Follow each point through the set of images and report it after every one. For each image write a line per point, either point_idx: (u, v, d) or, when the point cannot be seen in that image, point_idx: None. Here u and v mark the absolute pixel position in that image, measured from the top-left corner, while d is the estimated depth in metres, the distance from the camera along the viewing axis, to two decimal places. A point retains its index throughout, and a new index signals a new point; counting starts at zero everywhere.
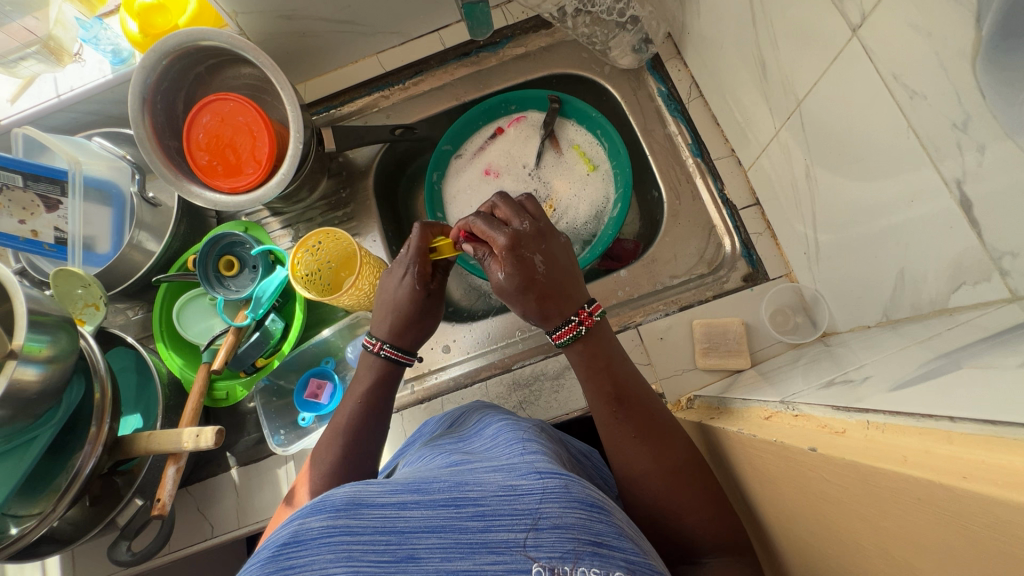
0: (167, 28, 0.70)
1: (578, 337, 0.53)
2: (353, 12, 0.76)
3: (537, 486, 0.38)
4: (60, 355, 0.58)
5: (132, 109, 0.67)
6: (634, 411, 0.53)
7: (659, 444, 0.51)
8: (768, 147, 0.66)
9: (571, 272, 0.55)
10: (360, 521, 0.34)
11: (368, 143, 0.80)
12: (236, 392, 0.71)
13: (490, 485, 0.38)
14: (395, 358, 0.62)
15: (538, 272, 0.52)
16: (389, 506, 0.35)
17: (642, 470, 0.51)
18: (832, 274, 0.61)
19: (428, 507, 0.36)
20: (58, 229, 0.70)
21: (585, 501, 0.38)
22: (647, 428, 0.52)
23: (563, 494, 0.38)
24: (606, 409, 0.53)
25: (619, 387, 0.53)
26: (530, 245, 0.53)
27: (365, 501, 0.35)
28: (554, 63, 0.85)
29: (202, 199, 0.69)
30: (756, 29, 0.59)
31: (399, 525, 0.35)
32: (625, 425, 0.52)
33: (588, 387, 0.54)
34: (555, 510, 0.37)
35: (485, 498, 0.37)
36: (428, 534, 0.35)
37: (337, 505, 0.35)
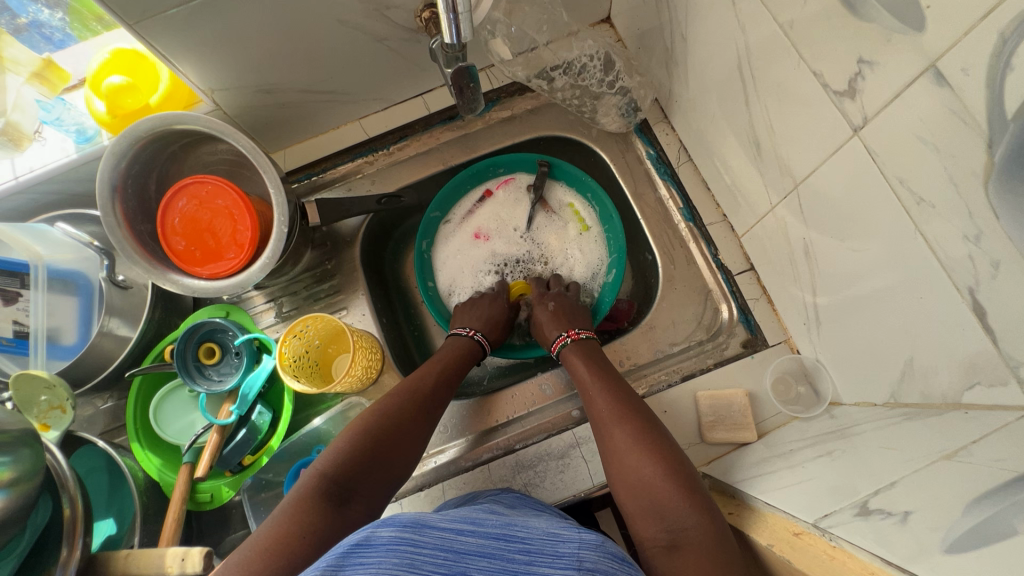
0: (138, 109, 0.66)
1: (566, 345, 0.70)
2: (333, 82, 0.74)
3: (576, 536, 0.40)
4: (25, 475, 0.53)
5: (102, 196, 0.63)
6: (637, 413, 0.58)
7: (653, 447, 0.54)
8: (762, 219, 0.67)
9: (580, 313, 0.75)
10: (424, 537, 0.36)
11: (353, 214, 0.77)
12: (221, 493, 0.66)
13: (537, 531, 0.41)
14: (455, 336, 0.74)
15: (551, 304, 0.76)
16: (449, 529, 0.38)
17: (640, 464, 0.53)
18: (836, 346, 0.61)
19: (482, 536, 0.38)
20: (17, 322, 0.65)
21: (619, 555, 0.40)
22: (639, 420, 0.58)
23: (598, 545, 0.40)
24: (604, 399, 0.61)
25: (619, 394, 0.61)
26: (550, 296, 0.78)
27: (428, 523, 0.37)
28: (541, 125, 0.84)
29: (180, 287, 0.65)
30: (750, 108, 0.59)
31: (455, 546, 0.37)
32: (617, 412, 0.59)
33: (592, 390, 0.62)
34: (593, 555, 0.38)
35: (531, 539, 0.39)
36: (479, 557, 0.37)
37: (405, 521, 0.37)
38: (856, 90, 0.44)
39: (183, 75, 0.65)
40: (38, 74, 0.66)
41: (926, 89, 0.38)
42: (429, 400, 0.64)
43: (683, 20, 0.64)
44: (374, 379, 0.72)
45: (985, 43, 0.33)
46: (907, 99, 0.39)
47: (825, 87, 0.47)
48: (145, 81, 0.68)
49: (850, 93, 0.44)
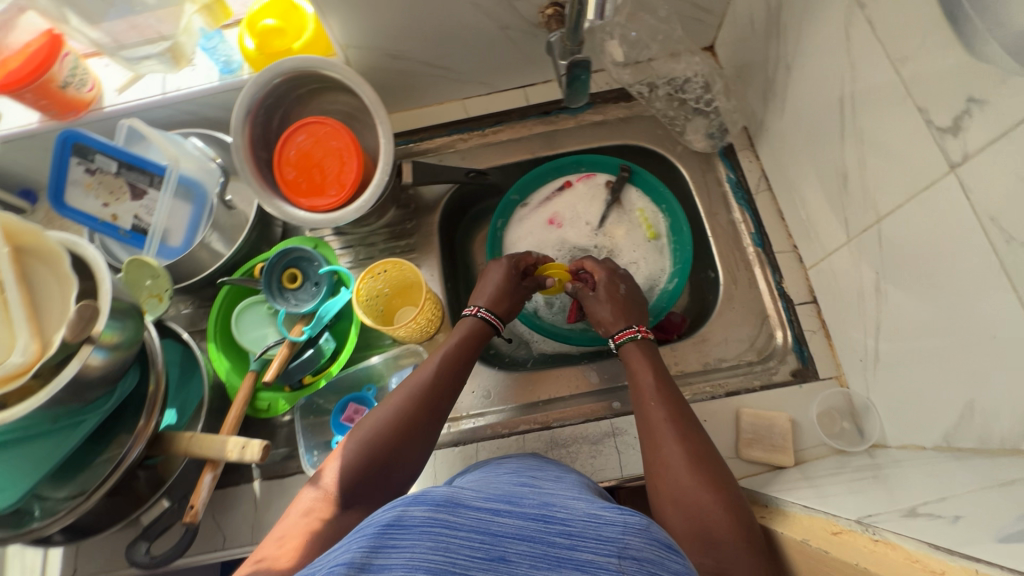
0: (281, 50, 0.74)
1: (635, 340, 0.68)
2: (450, 59, 0.81)
3: (619, 518, 0.36)
4: (125, 344, 0.59)
5: (236, 119, 0.70)
6: (697, 437, 0.56)
7: (710, 472, 0.52)
8: (835, 253, 0.68)
9: (641, 304, 0.74)
10: (459, 518, 0.33)
11: (442, 181, 0.83)
12: (277, 406, 0.70)
13: (578, 510, 0.37)
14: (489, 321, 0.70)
15: (620, 293, 0.74)
16: (485, 509, 0.34)
17: (698, 488, 0.51)
18: (891, 387, 0.61)
19: (520, 517, 0.35)
20: (137, 217, 0.73)
21: (664, 543, 0.36)
22: (685, 427, 0.57)
23: (642, 530, 0.36)
24: (651, 402, 0.60)
25: (679, 412, 0.58)
26: (620, 278, 0.76)
27: (463, 502, 0.34)
28: (629, 134, 0.88)
29: (282, 212, 0.72)
30: (844, 141, 0.62)
31: (492, 527, 0.34)
32: (660, 415, 0.58)
33: (649, 403, 0.60)
34: (638, 544, 0.34)
35: (573, 520, 0.35)
36: (520, 540, 0.33)
37: (439, 500, 0.34)
38: (960, 127, 0.46)
39: (327, 28, 0.73)
40: (207, 8, 0.75)
41: None
42: (442, 387, 0.62)
43: (790, 51, 0.68)
44: (432, 335, 0.77)
45: None
46: (1013, 138, 0.41)
47: (929, 123, 0.49)
48: (292, 27, 0.76)
49: (953, 130, 0.47)
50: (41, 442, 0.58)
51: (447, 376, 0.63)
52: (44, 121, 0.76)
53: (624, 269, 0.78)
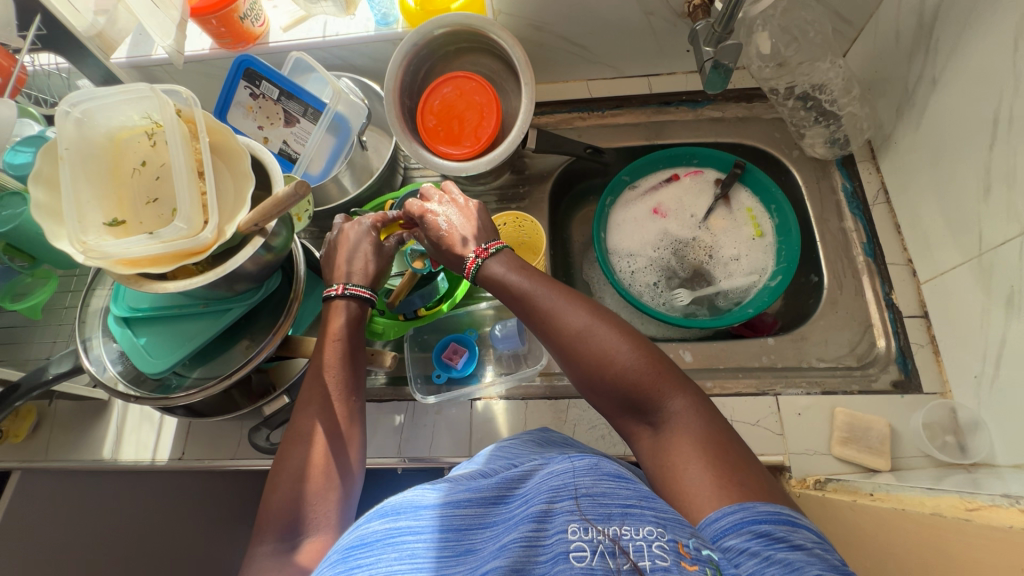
0: (441, 8, 0.79)
1: (477, 268, 0.61)
2: (588, 39, 0.85)
3: (566, 466, 0.40)
4: (278, 248, 0.64)
5: (394, 63, 0.76)
6: (583, 302, 0.56)
7: (606, 327, 0.53)
8: (959, 267, 0.68)
9: (468, 220, 0.65)
10: (418, 521, 0.38)
11: (562, 151, 0.87)
12: (392, 331, 0.74)
13: (532, 482, 0.41)
14: (360, 296, 0.65)
15: (438, 224, 0.64)
16: (443, 506, 0.39)
17: (608, 353, 0.52)
18: (1007, 403, 0.60)
19: (478, 505, 0.40)
20: (285, 143, 0.80)
21: (611, 472, 0.40)
22: (559, 292, 0.56)
23: (591, 468, 0.40)
24: (518, 283, 0.58)
25: (554, 288, 0.57)
26: (440, 206, 0.66)
27: (420, 505, 0.39)
28: (745, 133, 0.90)
29: (419, 154, 0.76)
30: (990, 154, 0.62)
31: (454, 523, 0.38)
32: (537, 296, 0.56)
33: (527, 286, 0.57)
34: (587, 481, 0.39)
35: (529, 491, 0.40)
36: (482, 529, 0.38)
37: (396, 510, 0.38)
38: None
39: None
40: None
41: None
42: (352, 358, 0.62)
43: (938, 63, 0.68)
44: None
45: None
46: None
47: None
48: None
49: None
50: (193, 321, 0.64)
51: (351, 357, 0.63)
52: (216, 48, 0.83)
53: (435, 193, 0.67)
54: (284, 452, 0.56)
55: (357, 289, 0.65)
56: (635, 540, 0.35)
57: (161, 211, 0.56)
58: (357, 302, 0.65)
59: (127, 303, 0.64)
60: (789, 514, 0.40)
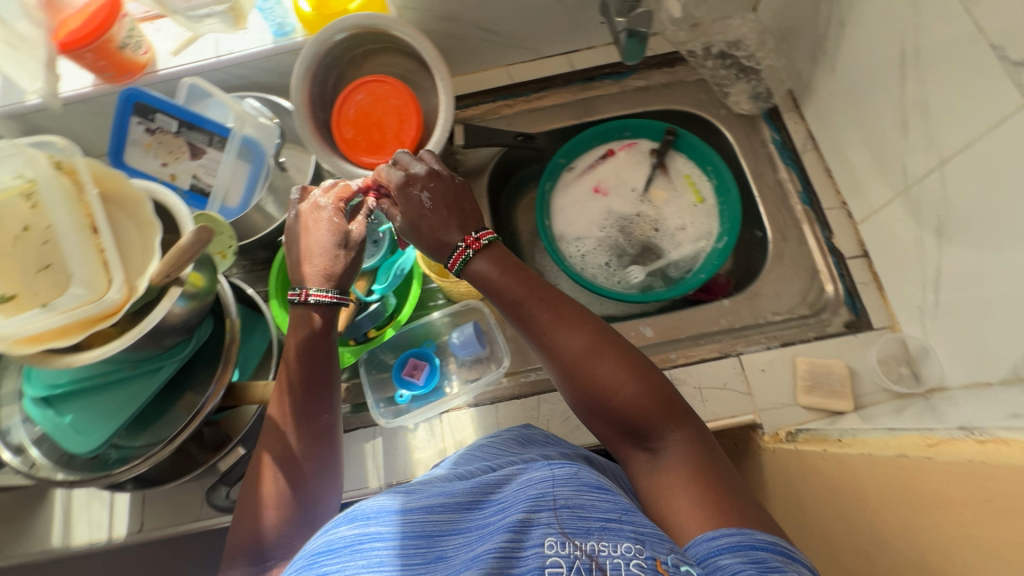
0: (339, 10, 0.74)
1: (468, 261, 0.56)
2: (500, 23, 0.82)
3: (546, 475, 0.40)
4: (201, 293, 0.60)
5: (297, 77, 0.71)
6: (587, 322, 0.53)
7: (613, 352, 0.51)
8: (891, 203, 0.69)
9: (458, 203, 0.60)
10: (390, 527, 0.38)
11: (492, 143, 0.84)
12: (343, 358, 0.70)
13: (510, 487, 0.41)
14: (327, 301, 0.57)
15: (424, 205, 0.59)
16: (416, 512, 0.39)
17: (616, 378, 0.50)
18: (950, 327, 0.63)
19: (451, 510, 0.40)
20: (195, 177, 0.74)
21: (593, 484, 0.40)
22: (561, 310, 0.53)
23: (571, 478, 0.40)
24: (512, 297, 0.54)
25: (557, 305, 0.54)
26: (421, 182, 0.60)
27: (394, 511, 0.39)
28: (672, 99, 0.90)
29: (342, 170, 0.72)
30: (903, 90, 0.63)
31: (427, 529, 0.38)
32: (540, 311, 0.53)
33: (524, 301, 0.54)
34: (566, 492, 0.39)
35: (506, 496, 0.40)
36: (454, 536, 0.39)
37: (367, 514, 0.38)
38: None
39: None
40: None
41: None
42: (322, 370, 0.57)
43: (844, 6, 0.69)
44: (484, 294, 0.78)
45: None
46: None
47: (1002, 59, 0.50)
48: None
49: None
50: (123, 389, 0.59)
51: (321, 381, 0.57)
52: (99, 84, 0.76)
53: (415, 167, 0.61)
54: (255, 480, 0.53)
55: (325, 291, 0.57)
56: (612, 558, 0.35)
57: (55, 278, 0.51)
58: (320, 307, 0.57)
59: (42, 382, 0.57)
60: (786, 546, 0.39)
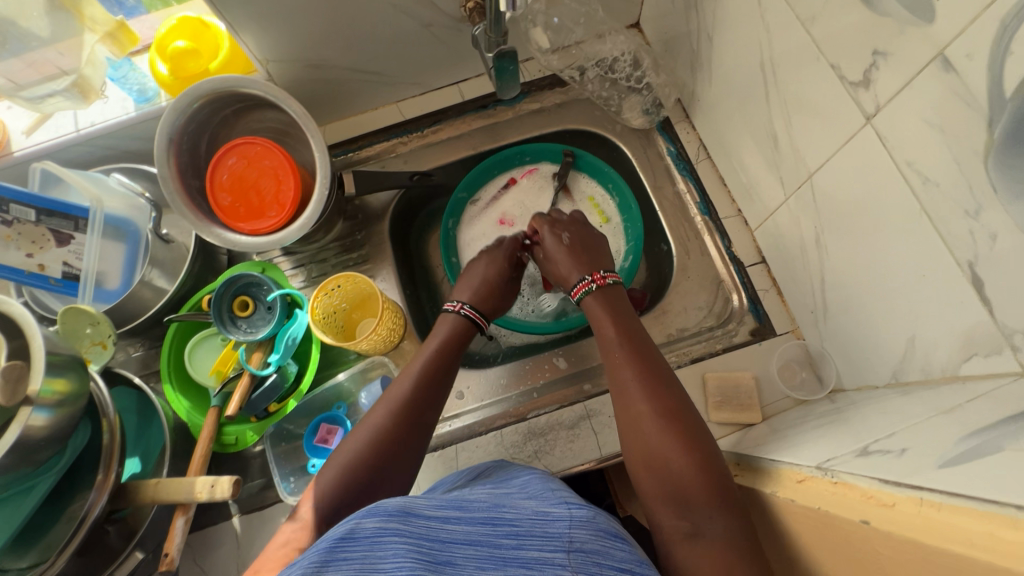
0: (199, 72, 0.71)
1: (591, 291, 0.68)
2: (378, 63, 0.80)
3: (565, 514, 0.43)
4: (70, 398, 0.56)
5: (159, 149, 0.67)
6: (671, 392, 0.56)
7: (683, 422, 0.54)
8: (777, 211, 0.70)
9: (592, 247, 0.74)
10: (411, 526, 0.37)
11: (387, 187, 0.82)
12: (246, 438, 0.68)
13: (524, 510, 0.43)
14: (472, 319, 0.71)
15: (565, 242, 0.74)
16: (434, 518, 0.39)
17: (672, 443, 0.52)
18: (840, 332, 0.64)
19: (468, 523, 0.40)
20: (67, 263, 0.69)
21: (608, 532, 0.43)
22: (648, 376, 0.58)
23: (589, 523, 0.43)
24: (619, 355, 0.61)
25: (649, 370, 0.58)
26: (563, 226, 0.76)
27: (415, 511, 0.38)
28: (567, 119, 0.89)
29: (222, 240, 0.69)
30: (769, 103, 0.64)
31: (440, 535, 0.38)
32: (626, 368, 0.59)
33: (620, 369, 0.59)
34: (583, 535, 0.41)
35: (520, 521, 0.41)
36: (467, 544, 0.38)
37: (390, 511, 0.37)
38: (869, 80, 0.48)
39: (242, 44, 0.71)
40: (111, 35, 0.69)
41: (934, 76, 0.41)
42: (422, 402, 0.61)
43: (710, 20, 0.69)
44: (395, 344, 0.75)
45: (985, 32, 0.37)
46: (916, 86, 0.43)
47: (841, 78, 0.51)
48: (206, 47, 0.73)
49: (864, 84, 0.49)
50: None
51: (409, 410, 0.60)
52: None
53: (566, 217, 0.78)
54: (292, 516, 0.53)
55: (472, 310, 0.71)
56: None
57: None
58: (456, 321, 0.70)
59: None
60: None
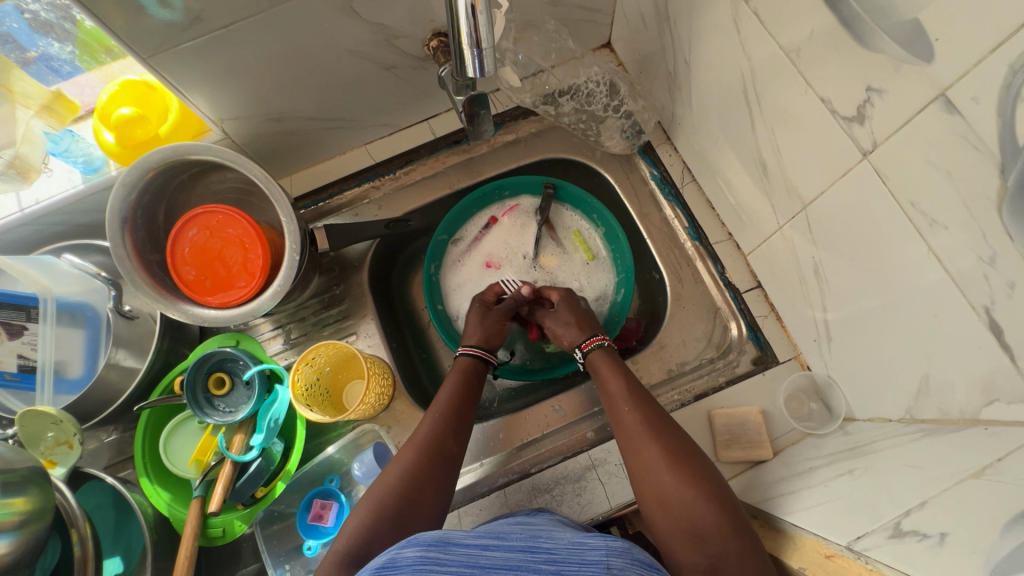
0: (148, 139, 0.66)
1: (602, 347, 0.68)
2: (341, 109, 0.75)
3: (603, 541, 0.38)
4: (35, 516, 0.51)
5: (111, 229, 0.62)
6: (676, 432, 0.56)
7: (692, 462, 0.53)
8: (770, 238, 0.67)
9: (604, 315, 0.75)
10: (449, 555, 0.36)
11: (362, 239, 0.77)
12: (234, 528, 0.64)
13: (563, 539, 0.39)
14: (478, 356, 0.70)
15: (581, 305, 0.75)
16: (473, 545, 0.38)
17: (683, 481, 0.51)
18: (846, 362, 0.61)
19: (507, 549, 0.38)
20: (23, 356, 0.64)
21: (648, 561, 0.38)
22: (653, 417, 0.58)
23: (625, 550, 0.38)
24: (624, 401, 0.60)
25: (653, 414, 0.58)
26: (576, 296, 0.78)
27: (453, 540, 0.38)
28: (544, 148, 0.85)
29: (191, 317, 0.65)
30: (755, 130, 0.61)
31: (481, 561, 0.36)
32: (631, 412, 0.59)
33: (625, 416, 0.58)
34: (621, 562, 0.36)
35: (557, 548, 0.38)
36: (506, 570, 0.36)
37: (428, 541, 0.37)
38: (865, 116, 0.45)
39: (193, 106, 0.66)
40: (47, 107, 0.66)
41: (936, 116, 0.39)
42: (444, 443, 0.59)
43: (686, 44, 0.67)
44: (386, 405, 0.72)
45: (992, 75, 0.34)
46: (918, 126, 0.40)
47: (833, 112, 0.48)
48: (154, 111, 0.68)
49: (858, 119, 0.46)
50: None
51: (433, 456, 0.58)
52: None
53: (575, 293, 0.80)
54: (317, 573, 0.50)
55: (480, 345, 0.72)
56: None
57: None
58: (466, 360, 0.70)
59: None
60: None
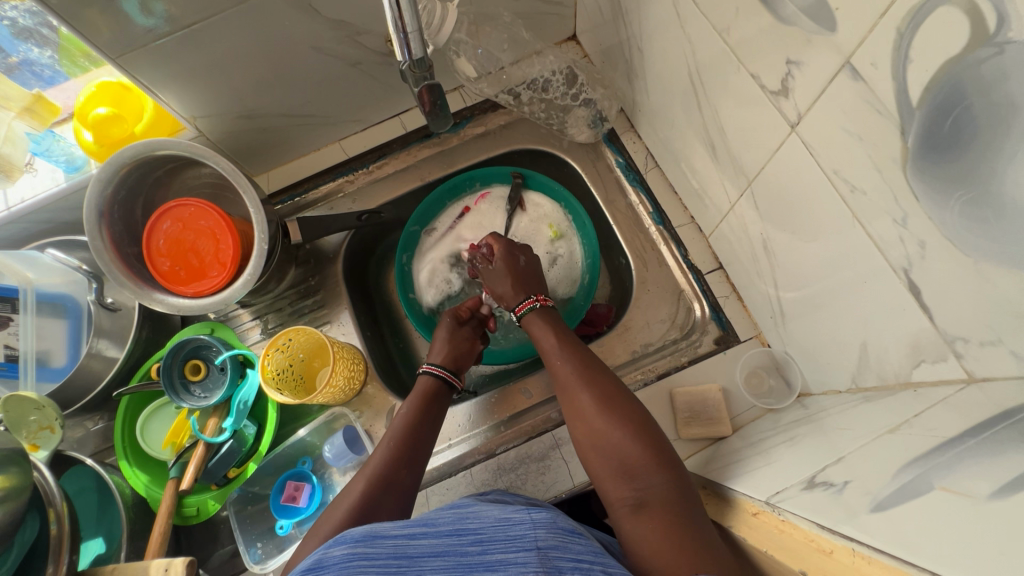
0: (124, 137, 0.70)
1: (534, 309, 0.69)
2: (311, 106, 0.78)
3: (526, 517, 0.41)
4: (13, 494, 0.54)
5: (89, 222, 0.65)
6: (605, 377, 0.59)
7: (620, 404, 0.56)
8: (725, 218, 0.69)
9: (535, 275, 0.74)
10: (376, 548, 0.36)
11: (334, 231, 0.80)
12: (208, 507, 0.67)
13: (489, 517, 0.41)
14: (440, 376, 0.70)
15: (519, 265, 0.73)
16: (401, 536, 0.38)
17: (612, 423, 0.54)
18: (799, 337, 0.62)
19: (435, 535, 0.39)
20: (8, 346, 0.66)
21: (565, 528, 0.41)
22: (585, 366, 0.61)
23: (548, 523, 0.41)
24: (558, 354, 0.63)
25: (585, 364, 0.61)
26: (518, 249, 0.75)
27: (380, 533, 0.37)
28: (513, 139, 0.87)
29: (166, 305, 0.68)
30: (702, 111, 0.63)
31: (409, 550, 0.37)
32: (565, 364, 0.61)
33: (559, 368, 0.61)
34: (542, 534, 0.39)
35: (483, 527, 0.40)
36: (435, 556, 0.37)
37: (355, 537, 0.37)
38: (788, 89, 0.46)
39: (166, 105, 0.69)
40: (28, 108, 0.68)
41: (845, 84, 0.40)
42: (417, 428, 0.63)
43: (638, 31, 0.68)
44: (357, 391, 0.74)
45: (886, 39, 0.35)
46: (832, 95, 0.42)
47: (762, 87, 0.50)
48: (129, 110, 0.72)
49: (783, 92, 0.47)
50: None
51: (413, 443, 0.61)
52: None
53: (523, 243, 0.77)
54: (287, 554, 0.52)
55: (442, 367, 0.71)
56: None
57: None
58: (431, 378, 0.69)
59: None
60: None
